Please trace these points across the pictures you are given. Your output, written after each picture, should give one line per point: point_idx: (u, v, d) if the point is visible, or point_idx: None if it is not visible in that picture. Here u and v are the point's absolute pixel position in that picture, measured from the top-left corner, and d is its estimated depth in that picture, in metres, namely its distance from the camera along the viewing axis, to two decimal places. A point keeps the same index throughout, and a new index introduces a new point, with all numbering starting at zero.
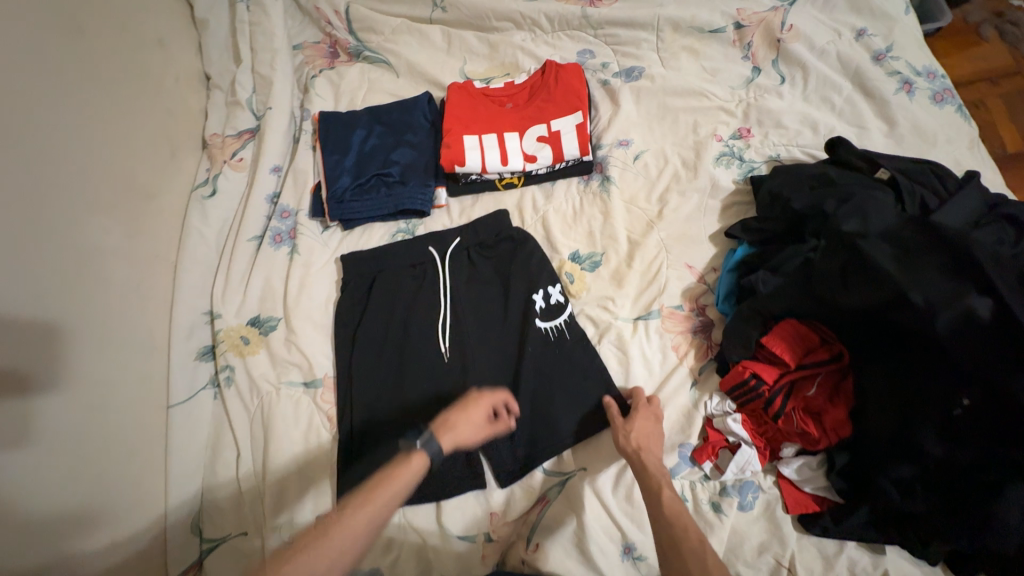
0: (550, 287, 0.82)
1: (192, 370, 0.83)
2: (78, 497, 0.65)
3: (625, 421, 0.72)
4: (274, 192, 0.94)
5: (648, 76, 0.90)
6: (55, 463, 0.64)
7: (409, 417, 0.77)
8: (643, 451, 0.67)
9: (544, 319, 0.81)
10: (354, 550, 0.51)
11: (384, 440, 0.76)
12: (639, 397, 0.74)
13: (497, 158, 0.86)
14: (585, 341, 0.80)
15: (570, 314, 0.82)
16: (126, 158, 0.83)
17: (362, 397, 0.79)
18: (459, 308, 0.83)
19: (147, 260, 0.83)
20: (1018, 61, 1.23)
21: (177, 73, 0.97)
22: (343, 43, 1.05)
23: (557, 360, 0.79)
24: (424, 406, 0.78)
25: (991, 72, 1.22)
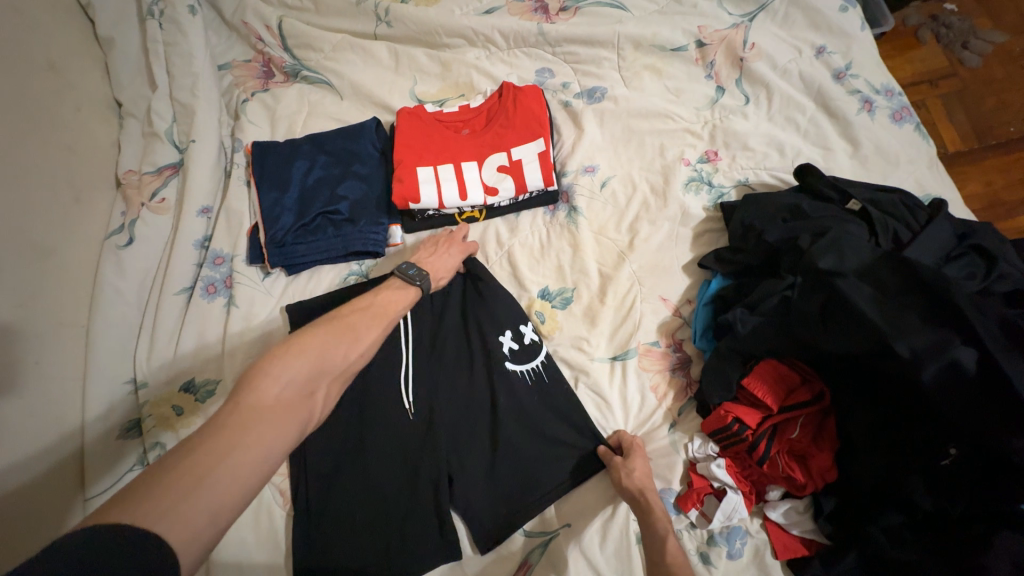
0: (520, 326, 0.77)
1: (115, 453, 0.71)
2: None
3: (620, 467, 0.67)
4: (204, 236, 0.83)
5: (611, 97, 0.85)
6: None
7: (375, 485, 0.71)
8: (647, 492, 0.64)
9: (516, 362, 0.75)
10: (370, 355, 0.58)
11: (348, 515, 0.69)
12: (631, 441, 0.70)
13: (455, 192, 0.79)
14: (564, 384, 0.75)
15: (546, 354, 0.76)
16: (15, 207, 0.70)
17: (319, 468, 0.72)
18: (423, 358, 0.76)
19: (51, 326, 0.71)
20: (952, 63, 1.26)
21: (80, 103, 0.84)
22: (277, 62, 0.95)
23: (537, 407, 0.73)
24: (390, 472, 0.71)
25: (928, 76, 1.25)
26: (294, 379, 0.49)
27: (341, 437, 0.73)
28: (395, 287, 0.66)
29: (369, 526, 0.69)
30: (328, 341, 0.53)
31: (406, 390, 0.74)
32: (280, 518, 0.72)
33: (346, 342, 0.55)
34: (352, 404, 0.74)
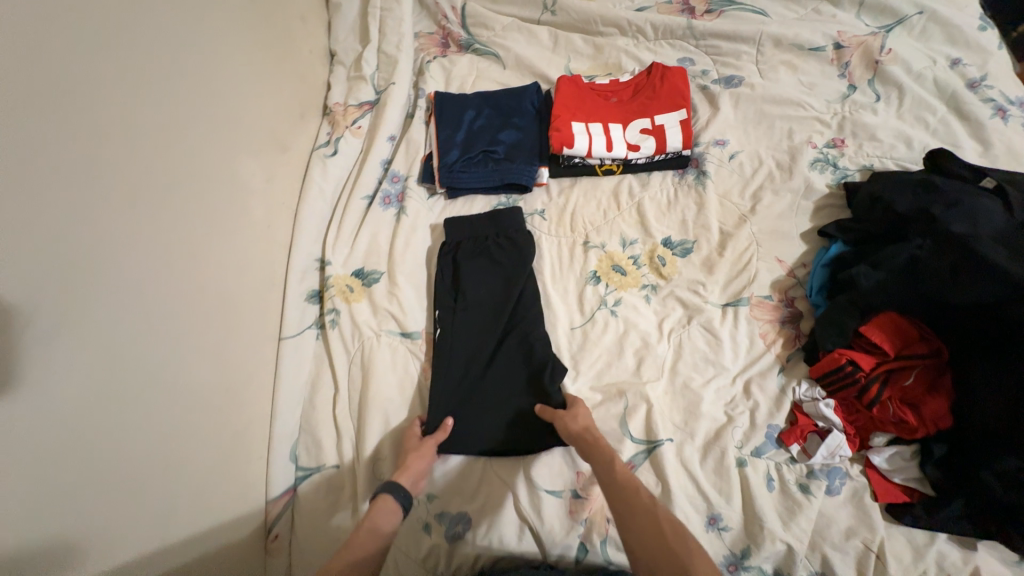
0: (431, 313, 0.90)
1: (301, 309, 0.89)
2: (222, 375, 0.73)
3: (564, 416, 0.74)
4: (387, 159, 1.02)
5: (748, 84, 0.96)
6: (209, 339, 0.71)
7: (509, 374, 0.83)
8: (591, 429, 0.71)
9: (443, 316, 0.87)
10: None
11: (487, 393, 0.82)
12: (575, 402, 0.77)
13: (603, 145, 0.93)
14: (488, 317, 0.87)
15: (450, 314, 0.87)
16: (267, 110, 0.91)
17: (461, 352, 0.85)
18: (548, 289, 0.90)
19: (277, 204, 0.90)
20: None
21: (311, 48, 1.08)
22: (456, 35, 1.14)
23: (477, 339, 0.86)
24: (516, 364, 0.84)
25: None
26: None
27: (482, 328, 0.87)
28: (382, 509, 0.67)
29: (497, 407, 0.81)
30: None
31: (539, 304, 0.87)
32: (420, 388, 0.84)
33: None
34: (488, 301, 0.89)
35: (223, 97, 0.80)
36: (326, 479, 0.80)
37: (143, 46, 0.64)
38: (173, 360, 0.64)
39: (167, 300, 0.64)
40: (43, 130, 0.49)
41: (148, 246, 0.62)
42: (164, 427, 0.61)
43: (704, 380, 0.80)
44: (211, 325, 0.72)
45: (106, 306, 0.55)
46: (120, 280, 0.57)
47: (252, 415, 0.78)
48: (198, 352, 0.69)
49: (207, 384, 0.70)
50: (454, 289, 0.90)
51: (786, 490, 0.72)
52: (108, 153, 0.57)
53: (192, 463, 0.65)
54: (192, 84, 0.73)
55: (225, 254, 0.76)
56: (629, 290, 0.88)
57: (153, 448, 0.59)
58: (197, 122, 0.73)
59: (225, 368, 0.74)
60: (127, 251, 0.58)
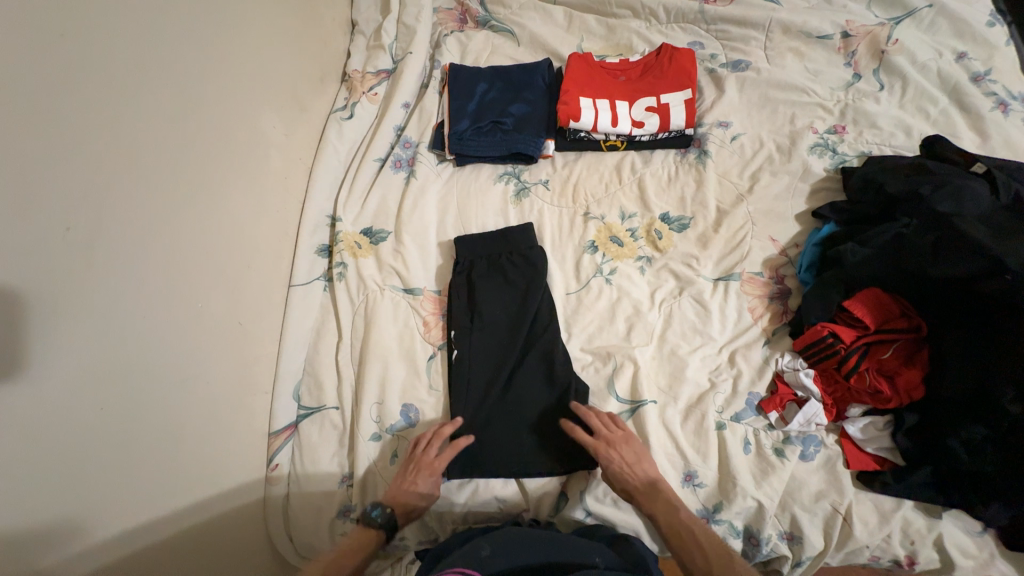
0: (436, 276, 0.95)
1: (311, 261, 0.94)
2: (231, 313, 0.77)
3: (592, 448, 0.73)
4: (400, 125, 1.06)
5: (754, 69, 0.98)
6: (221, 276, 0.76)
7: (506, 332, 0.87)
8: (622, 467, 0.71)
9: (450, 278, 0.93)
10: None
11: (484, 348, 0.86)
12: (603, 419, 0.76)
13: (608, 120, 0.96)
14: (489, 279, 0.91)
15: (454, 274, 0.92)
16: (287, 71, 0.95)
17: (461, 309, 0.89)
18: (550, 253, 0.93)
19: (293, 160, 0.94)
20: None
21: (333, 16, 1.12)
22: (474, 11, 1.18)
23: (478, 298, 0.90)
24: (512, 323, 0.88)
25: None
26: None
27: (492, 294, 0.90)
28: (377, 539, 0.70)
29: (492, 362, 0.85)
30: None
31: (542, 271, 0.90)
32: (419, 341, 0.89)
33: None
34: (493, 265, 0.92)
35: (245, 54, 0.84)
36: (326, 420, 0.84)
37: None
38: (189, 291, 0.69)
39: (186, 234, 0.69)
40: (72, 61, 0.53)
41: (170, 181, 0.66)
42: (175, 352, 0.66)
43: (691, 348, 0.83)
44: (225, 264, 0.77)
45: (130, 232, 0.60)
46: (142, 209, 0.62)
47: (259, 354, 0.83)
48: (212, 287, 0.74)
49: (217, 319, 0.74)
50: (468, 263, 0.93)
51: (762, 454, 0.75)
52: (136, 91, 0.61)
53: (201, 388, 0.70)
54: (217, 38, 0.78)
55: (242, 201, 0.81)
56: (625, 261, 0.91)
57: (166, 366, 0.64)
58: (219, 73, 0.77)
59: (233, 308, 0.78)
60: (151, 183, 0.63)
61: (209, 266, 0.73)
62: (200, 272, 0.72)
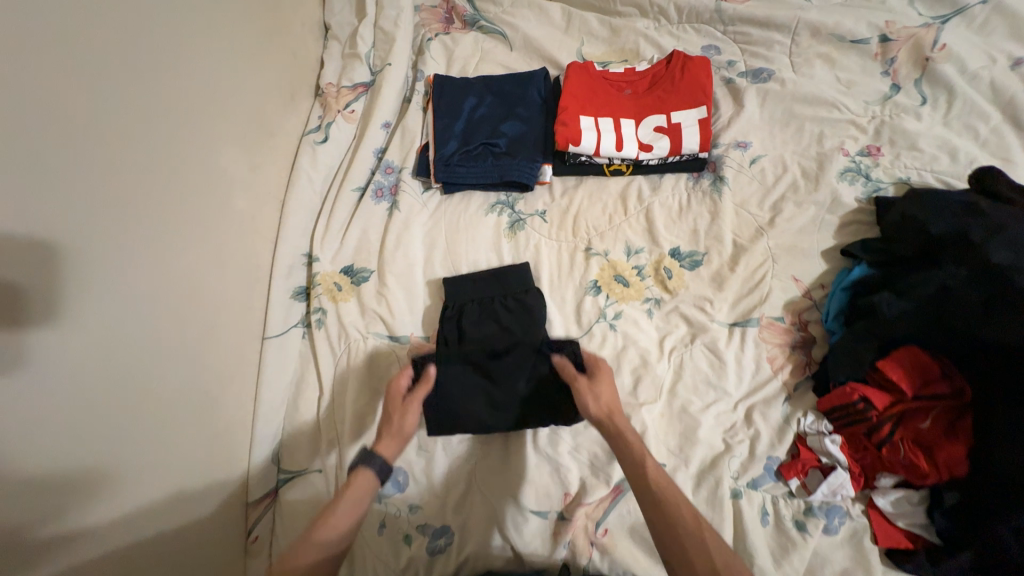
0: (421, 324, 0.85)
1: (287, 307, 0.85)
2: (205, 379, 0.70)
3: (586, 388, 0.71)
4: (381, 147, 0.96)
5: (778, 79, 0.87)
6: (191, 343, 0.67)
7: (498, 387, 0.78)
8: (614, 416, 0.67)
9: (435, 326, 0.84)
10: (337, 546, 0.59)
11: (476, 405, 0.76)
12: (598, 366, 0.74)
13: (612, 143, 0.85)
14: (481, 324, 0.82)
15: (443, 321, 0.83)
16: (254, 91, 0.84)
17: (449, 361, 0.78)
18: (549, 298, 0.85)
19: (262, 195, 0.84)
20: None
21: (303, 21, 0.99)
22: (460, 10, 1.05)
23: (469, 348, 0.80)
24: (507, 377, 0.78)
25: None
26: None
27: (490, 336, 0.81)
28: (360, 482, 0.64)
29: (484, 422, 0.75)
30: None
31: (541, 317, 0.81)
32: None
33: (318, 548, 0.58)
34: (486, 310, 0.84)
35: (205, 75, 0.73)
36: (309, 485, 0.76)
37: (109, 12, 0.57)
38: (152, 365, 0.61)
39: (143, 300, 0.60)
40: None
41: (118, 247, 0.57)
42: (144, 435, 0.59)
43: (703, 405, 0.76)
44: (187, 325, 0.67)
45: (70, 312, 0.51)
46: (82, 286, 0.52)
47: (233, 417, 0.75)
48: (178, 353, 0.65)
49: (192, 388, 0.67)
50: (454, 305, 0.84)
51: (781, 526, 0.68)
52: (66, 139, 0.51)
53: (166, 471, 0.62)
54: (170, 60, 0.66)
55: (205, 247, 0.71)
56: (631, 303, 0.82)
57: (129, 450, 0.57)
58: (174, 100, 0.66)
59: (209, 372, 0.71)
60: (90, 250, 0.53)
61: (173, 334, 0.64)
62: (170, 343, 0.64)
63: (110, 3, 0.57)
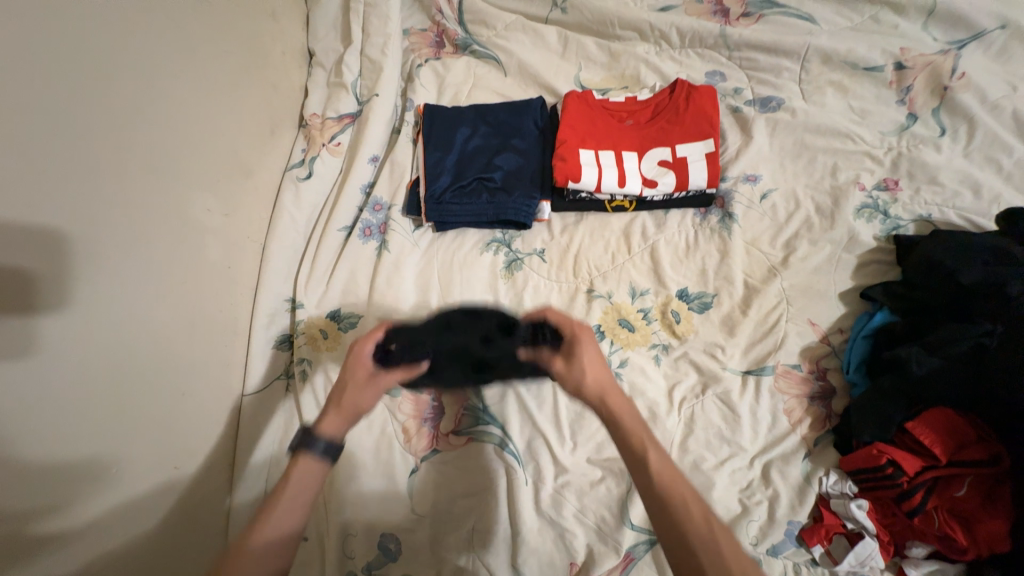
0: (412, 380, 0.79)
1: (269, 358, 0.80)
2: (175, 451, 0.64)
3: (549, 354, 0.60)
4: (369, 183, 0.91)
5: (788, 109, 0.83)
6: (158, 414, 0.62)
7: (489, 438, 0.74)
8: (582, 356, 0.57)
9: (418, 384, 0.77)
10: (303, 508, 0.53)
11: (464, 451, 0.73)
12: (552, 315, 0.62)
13: (614, 179, 0.80)
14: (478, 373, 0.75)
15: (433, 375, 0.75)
16: (231, 127, 0.78)
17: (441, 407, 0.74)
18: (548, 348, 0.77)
19: (240, 240, 0.79)
20: None
21: (285, 48, 0.93)
22: (452, 33, 0.99)
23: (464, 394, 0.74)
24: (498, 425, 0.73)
25: None
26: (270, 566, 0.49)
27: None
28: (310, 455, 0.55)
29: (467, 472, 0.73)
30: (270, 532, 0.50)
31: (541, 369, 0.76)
32: (397, 452, 0.75)
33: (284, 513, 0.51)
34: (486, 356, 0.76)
35: (174, 115, 0.67)
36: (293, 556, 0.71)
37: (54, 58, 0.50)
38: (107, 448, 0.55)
39: (101, 379, 0.54)
40: None
41: (72, 331, 0.51)
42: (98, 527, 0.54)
43: (717, 462, 0.70)
44: (149, 399, 0.60)
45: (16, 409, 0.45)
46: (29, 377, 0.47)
47: (209, 486, 0.69)
48: (135, 432, 0.58)
49: (157, 465, 0.61)
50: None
51: None
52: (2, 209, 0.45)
53: (120, 564, 0.56)
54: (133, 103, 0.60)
55: (176, 305, 0.65)
56: (637, 350, 0.77)
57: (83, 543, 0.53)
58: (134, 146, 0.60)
59: (178, 442, 0.65)
60: (37, 330, 0.48)
61: (137, 409, 0.59)
62: (133, 421, 0.58)
63: (54, 46, 0.51)
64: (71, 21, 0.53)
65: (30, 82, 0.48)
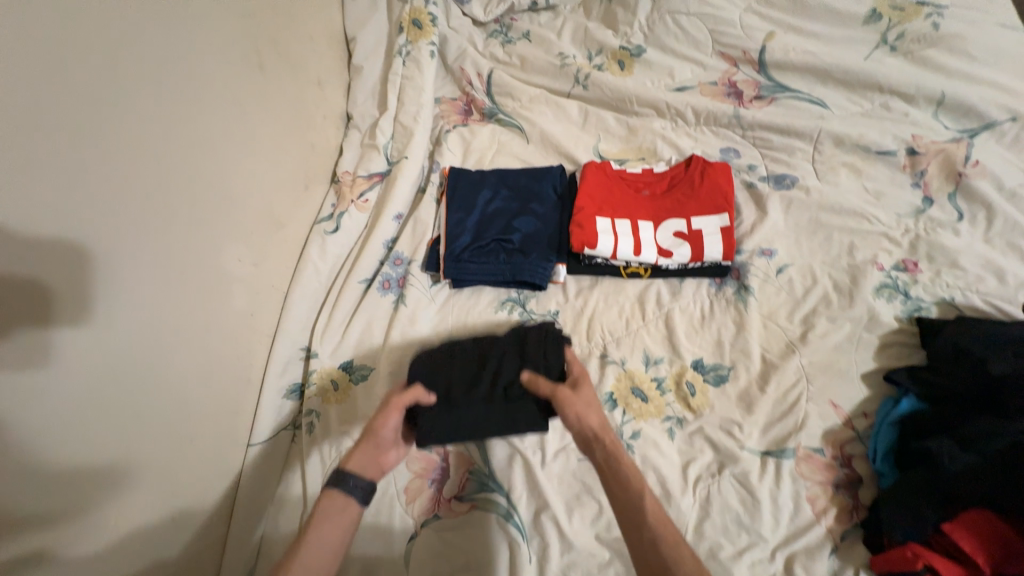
0: None
1: (278, 407, 0.80)
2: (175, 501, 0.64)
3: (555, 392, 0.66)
4: (391, 238, 0.94)
5: (802, 187, 0.85)
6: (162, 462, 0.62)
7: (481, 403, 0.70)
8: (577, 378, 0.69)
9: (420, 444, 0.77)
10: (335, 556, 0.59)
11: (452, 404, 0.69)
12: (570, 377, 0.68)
13: (629, 248, 0.82)
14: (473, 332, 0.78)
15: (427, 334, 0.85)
16: (267, 183, 0.83)
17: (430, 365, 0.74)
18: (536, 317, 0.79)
19: (264, 289, 0.82)
20: None
21: (325, 113, 1.01)
22: (479, 103, 1.07)
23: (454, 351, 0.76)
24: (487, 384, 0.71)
25: None
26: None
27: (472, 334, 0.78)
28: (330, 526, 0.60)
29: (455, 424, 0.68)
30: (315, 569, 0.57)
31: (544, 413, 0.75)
32: (396, 519, 0.71)
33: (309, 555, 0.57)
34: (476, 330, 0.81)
35: (219, 174, 0.72)
36: None
37: (128, 126, 0.56)
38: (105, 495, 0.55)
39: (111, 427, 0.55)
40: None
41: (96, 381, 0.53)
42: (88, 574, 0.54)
43: (736, 552, 0.65)
44: (148, 450, 0.60)
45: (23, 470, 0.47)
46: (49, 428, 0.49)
47: (198, 542, 0.67)
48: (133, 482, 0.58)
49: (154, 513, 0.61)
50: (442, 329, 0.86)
51: None
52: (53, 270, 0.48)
53: None
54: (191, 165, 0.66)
55: (195, 353, 0.67)
56: (650, 421, 0.75)
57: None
58: (182, 202, 0.64)
59: (177, 491, 0.64)
60: (65, 380, 0.50)
61: (143, 457, 0.59)
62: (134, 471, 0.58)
63: (125, 122, 0.56)
64: (144, 95, 0.59)
65: (99, 153, 0.53)
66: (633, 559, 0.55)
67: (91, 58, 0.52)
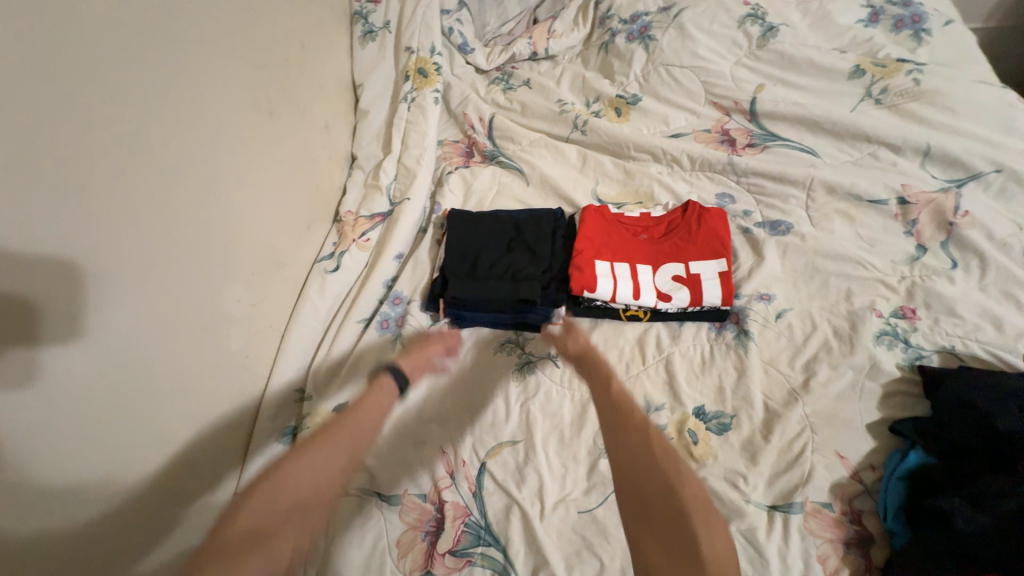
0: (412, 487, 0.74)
1: (269, 451, 0.78)
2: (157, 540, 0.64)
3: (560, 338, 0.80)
4: (391, 277, 0.95)
5: (797, 233, 0.86)
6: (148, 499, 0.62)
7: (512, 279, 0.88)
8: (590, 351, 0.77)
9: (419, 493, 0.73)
10: (340, 465, 0.61)
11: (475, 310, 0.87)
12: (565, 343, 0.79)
13: (629, 291, 0.82)
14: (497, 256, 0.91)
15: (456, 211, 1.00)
16: (271, 224, 0.85)
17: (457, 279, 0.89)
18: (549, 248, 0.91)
19: (262, 329, 0.82)
20: None
21: (331, 154, 1.04)
22: (481, 146, 1.10)
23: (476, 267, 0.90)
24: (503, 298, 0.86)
25: None
26: (314, 478, 0.58)
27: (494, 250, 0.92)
28: (378, 396, 0.70)
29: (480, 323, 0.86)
30: (316, 463, 0.59)
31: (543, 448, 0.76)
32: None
33: (325, 455, 0.60)
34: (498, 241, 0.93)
35: (229, 215, 0.74)
36: None
37: (130, 175, 0.57)
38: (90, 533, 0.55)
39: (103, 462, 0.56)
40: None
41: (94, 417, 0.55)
42: None
43: None
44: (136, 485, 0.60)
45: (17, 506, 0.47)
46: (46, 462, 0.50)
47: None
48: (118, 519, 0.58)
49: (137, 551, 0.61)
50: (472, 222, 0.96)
51: None
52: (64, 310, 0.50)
53: None
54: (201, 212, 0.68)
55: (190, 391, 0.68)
56: None
57: None
58: (187, 247, 0.66)
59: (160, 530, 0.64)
60: (65, 415, 0.51)
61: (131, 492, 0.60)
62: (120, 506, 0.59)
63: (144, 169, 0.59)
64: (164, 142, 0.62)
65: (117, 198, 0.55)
66: (622, 487, 0.58)
67: (96, 106, 0.53)
